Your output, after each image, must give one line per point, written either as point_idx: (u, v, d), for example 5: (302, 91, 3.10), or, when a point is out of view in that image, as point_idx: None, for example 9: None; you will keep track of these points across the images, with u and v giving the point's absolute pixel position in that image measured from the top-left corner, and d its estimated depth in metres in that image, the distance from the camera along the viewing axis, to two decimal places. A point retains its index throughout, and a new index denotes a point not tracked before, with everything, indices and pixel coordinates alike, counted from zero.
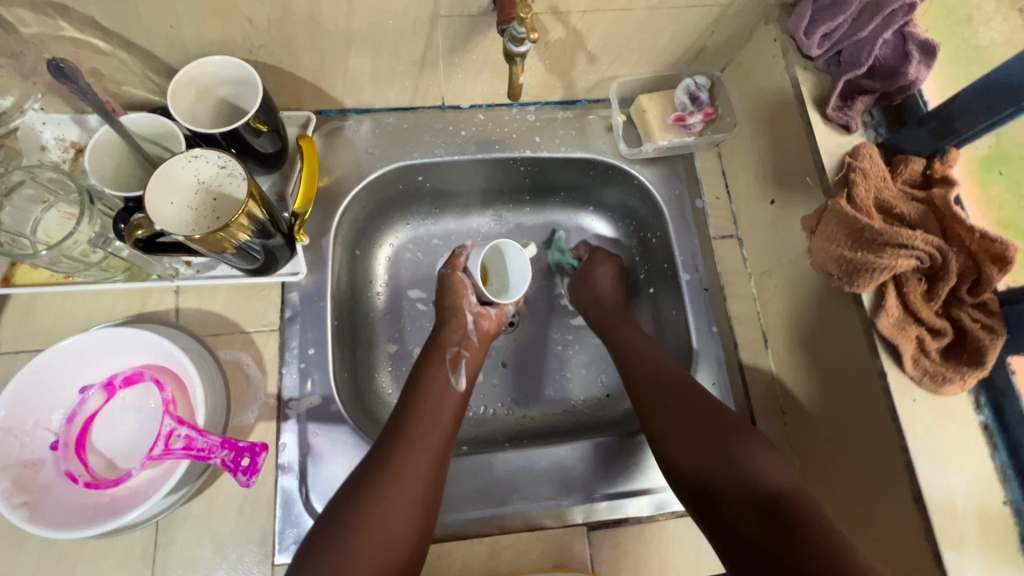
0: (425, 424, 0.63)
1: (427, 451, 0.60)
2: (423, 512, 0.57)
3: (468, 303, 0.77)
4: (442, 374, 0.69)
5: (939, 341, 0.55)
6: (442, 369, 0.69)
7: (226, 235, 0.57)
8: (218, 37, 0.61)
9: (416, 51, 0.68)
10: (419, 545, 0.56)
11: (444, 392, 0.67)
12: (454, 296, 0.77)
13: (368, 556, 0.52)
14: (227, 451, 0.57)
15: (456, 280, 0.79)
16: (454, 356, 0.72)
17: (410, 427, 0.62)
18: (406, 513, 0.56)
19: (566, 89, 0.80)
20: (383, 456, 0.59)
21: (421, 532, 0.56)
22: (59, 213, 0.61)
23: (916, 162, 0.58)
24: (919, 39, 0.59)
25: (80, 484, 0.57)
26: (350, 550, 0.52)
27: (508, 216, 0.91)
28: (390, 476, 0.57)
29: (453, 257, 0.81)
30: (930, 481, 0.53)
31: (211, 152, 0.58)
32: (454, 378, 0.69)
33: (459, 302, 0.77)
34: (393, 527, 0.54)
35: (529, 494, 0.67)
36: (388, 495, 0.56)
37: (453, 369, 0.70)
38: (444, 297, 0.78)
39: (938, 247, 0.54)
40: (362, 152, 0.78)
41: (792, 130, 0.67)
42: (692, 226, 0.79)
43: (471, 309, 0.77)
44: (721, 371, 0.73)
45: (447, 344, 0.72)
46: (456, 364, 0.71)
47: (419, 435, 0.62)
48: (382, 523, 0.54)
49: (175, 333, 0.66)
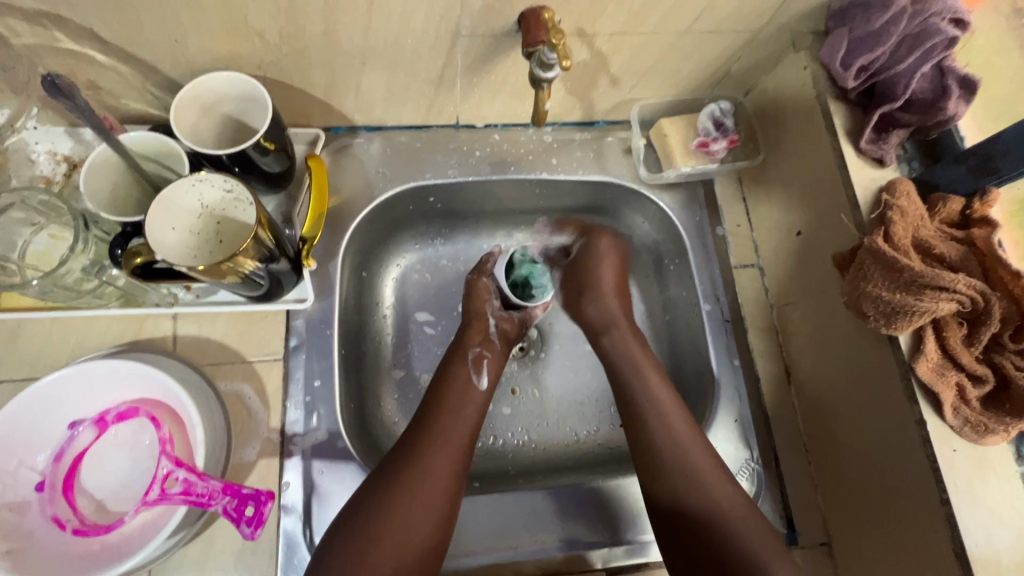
0: (449, 421, 0.62)
1: (449, 449, 0.60)
2: (446, 511, 0.57)
3: (491, 307, 0.75)
4: (465, 373, 0.68)
5: (979, 389, 0.54)
6: (465, 368, 0.68)
7: (230, 266, 0.54)
8: (226, 51, 0.58)
9: (433, 71, 0.65)
10: (440, 542, 0.55)
11: (467, 388, 0.66)
12: (475, 301, 0.76)
13: (387, 551, 0.52)
14: (229, 498, 0.54)
15: (480, 287, 0.77)
16: (477, 356, 0.70)
17: (435, 423, 0.62)
18: (428, 512, 0.55)
19: (585, 111, 0.77)
20: (408, 451, 0.59)
21: (441, 533, 0.56)
22: (48, 235, 0.57)
23: (955, 201, 0.57)
24: (959, 74, 0.57)
25: (68, 531, 0.53)
26: (369, 545, 0.52)
27: (520, 237, 0.87)
28: (415, 471, 0.57)
29: (480, 262, 0.80)
30: (971, 534, 0.51)
31: (216, 175, 0.55)
32: (477, 377, 0.68)
33: (482, 307, 0.75)
34: (415, 523, 0.54)
35: (542, 521, 0.65)
36: (411, 489, 0.56)
37: (475, 368, 0.68)
38: (467, 304, 0.77)
39: (981, 292, 0.53)
40: (373, 172, 0.75)
41: (824, 162, 0.64)
42: (713, 254, 0.77)
43: (493, 313, 0.75)
44: (744, 407, 0.70)
45: (470, 344, 0.71)
46: (478, 364, 0.69)
47: (442, 431, 0.61)
48: (402, 520, 0.54)
49: (170, 363, 0.61)
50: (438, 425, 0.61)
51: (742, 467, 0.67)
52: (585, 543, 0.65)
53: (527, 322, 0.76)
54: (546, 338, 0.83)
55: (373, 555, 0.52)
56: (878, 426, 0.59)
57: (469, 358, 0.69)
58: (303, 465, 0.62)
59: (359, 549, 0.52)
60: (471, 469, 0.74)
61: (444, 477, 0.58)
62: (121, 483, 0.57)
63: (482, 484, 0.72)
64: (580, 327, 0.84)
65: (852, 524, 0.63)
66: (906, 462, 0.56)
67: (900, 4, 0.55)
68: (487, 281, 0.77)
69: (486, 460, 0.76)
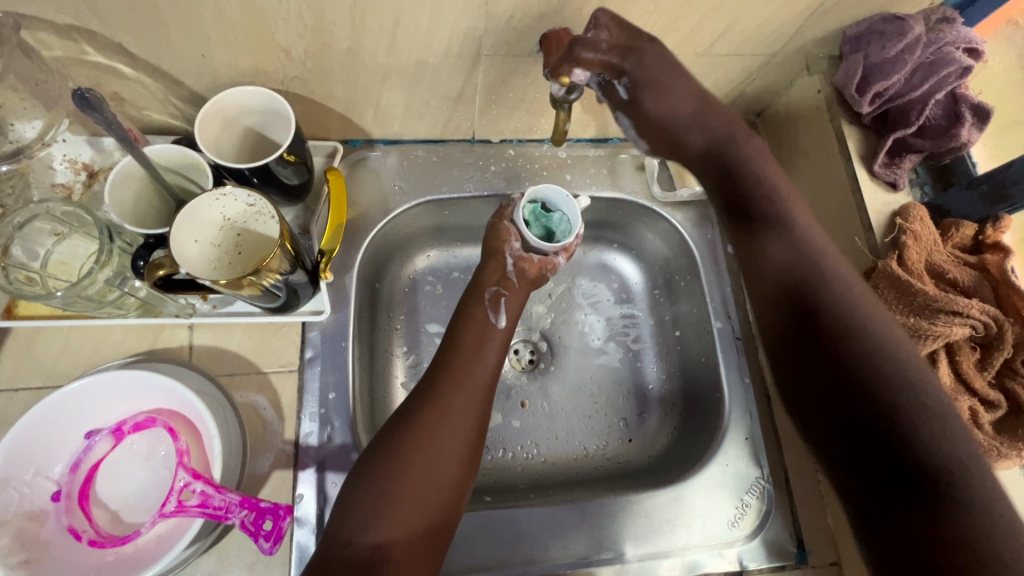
0: (468, 361, 0.62)
1: (469, 391, 0.59)
2: (469, 451, 0.57)
3: (510, 247, 0.70)
4: (482, 312, 0.67)
5: (992, 415, 0.54)
6: (481, 308, 0.67)
7: (252, 280, 0.55)
8: (250, 67, 0.58)
9: (453, 88, 0.66)
10: (462, 484, 0.55)
11: (485, 329, 0.66)
12: (495, 240, 0.70)
13: (410, 496, 0.52)
14: (248, 511, 0.54)
15: (502, 228, 0.71)
16: (494, 295, 0.68)
17: (454, 363, 0.61)
18: (453, 452, 0.55)
19: (600, 128, 0.78)
20: (428, 390, 0.59)
21: (464, 474, 0.56)
22: (71, 245, 0.58)
23: (968, 227, 0.59)
24: (972, 102, 0.59)
25: (83, 543, 0.53)
26: (393, 487, 0.52)
27: None
28: (436, 411, 0.57)
29: (500, 207, 0.74)
30: None
31: (240, 190, 0.56)
32: (495, 316, 0.67)
33: (502, 247, 0.70)
34: (437, 464, 0.54)
35: (555, 515, 0.66)
36: (433, 429, 0.55)
37: (492, 308, 0.67)
38: (486, 243, 0.72)
39: (993, 316, 0.54)
40: (389, 185, 0.76)
41: (838, 185, 0.65)
42: (725, 273, 0.78)
43: (513, 253, 0.70)
44: (754, 424, 0.71)
45: (487, 283, 0.69)
46: (496, 302, 0.68)
47: (461, 371, 0.61)
48: (426, 463, 0.54)
49: (187, 374, 0.62)
50: (456, 364, 0.61)
51: (751, 486, 0.68)
52: (595, 562, 0.65)
53: (547, 268, 0.71)
54: (555, 350, 0.83)
55: (397, 500, 0.52)
56: None
57: (486, 296, 0.68)
58: (317, 477, 0.62)
59: (382, 492, 0.52)
60: (481, 482, 0.73)
61: (466, 415, 0.58)
62: (136, 494, 0.57)
63: (492, 498, 0.71)
64: (589, 339, 0.84)
65: None
66: None
67: (916, 32, 0.56)
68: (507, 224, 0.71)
69: (495, 474, 0.75)
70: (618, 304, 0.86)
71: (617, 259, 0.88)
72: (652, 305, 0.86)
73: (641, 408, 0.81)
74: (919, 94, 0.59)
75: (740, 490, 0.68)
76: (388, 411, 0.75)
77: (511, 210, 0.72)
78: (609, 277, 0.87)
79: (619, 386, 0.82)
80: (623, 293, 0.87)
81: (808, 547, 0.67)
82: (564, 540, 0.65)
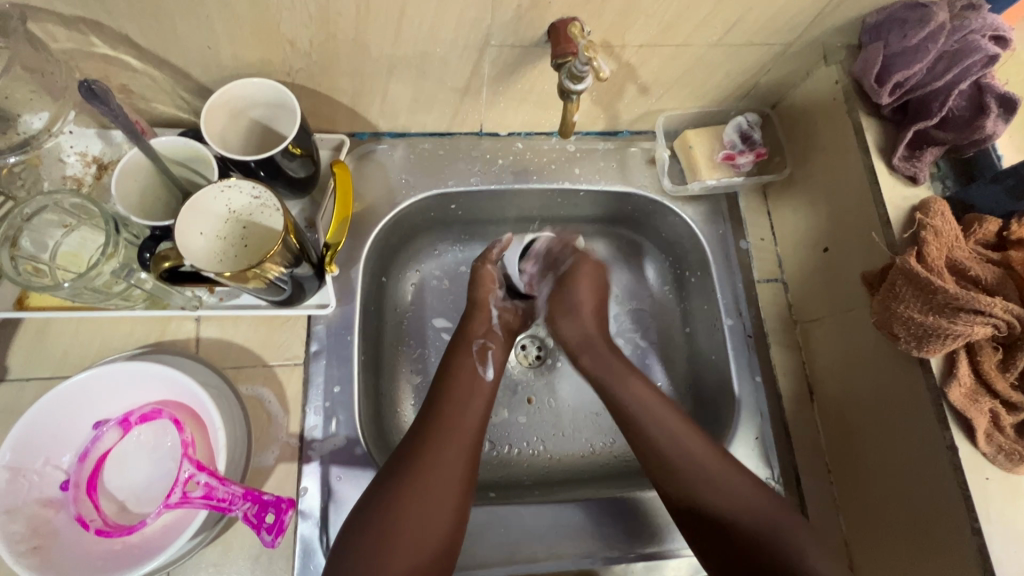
0: (458, 411, 0.62)
1: (460, 438, 0.60)
2: (461, 500, 0.56)
3: (494, 298, 0.73)
4: (471, 363, 0.68)
5: (1014, 416, 0.53)
6: (470, 360, 0.68)
7: (257, 272, 0.55)
8: (256, 59, 0.58)
9: (460, 80, 0.65)
10: (457, 529, 0.56)
11: (476, 378, 0.66)
12: (480, 289, 0.73)
13: (408, 540, 0.53)
14: (250, 504, 0.54)
15: (489, 274, 0.74)
16: (481, 347, 0.70)
17: (444, 414, 0.62)
18: (444, 500, 0.56)
19: (609, 121, 0.77)
20: (420, 438, 0.59)
21: (457, 523, 0.55)
22: (80, 237, 0.58)
23: (991, 222, 0.56)
24: (999, 92, 0.56)
25: (92, 531, 0.54)
26: (390, 530, 0.53)
27: (478, 242, 0.84)
28: (430, 462, 0.57)
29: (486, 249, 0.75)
30: (1005, 566, 0.50)
31: (245, 182, 0.55)
32: (483, 368, 0.68)
33: (485, 297, 0.73)
34: (429, 512, 0.55)
35: (561, 542, 0.64)
36: (427, 479, 0.56)
37: (480, 359, 0.68)
38: (472, 290, 0.74)
39: (1016, 316, 0.51)
40: (395, 178, 0.75)
41: (856, 179, 0.64)
42: (736, 268, 0.76)
43: (497, 304, 0.74)
44: (765, 425, 0.69)
45: (474, 335, 0.71)
46: (484, 355, 0.69)
47: (451, 421, 0.61)
48: (422, 510, 0.54)
49: (194, 366, 0.62)
50: (447, 413, 0.62)
51: None
52: (600, 557, 0.64)
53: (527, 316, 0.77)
54: None
55: (395, 543, 0.52)
56: (906, 451, 0.58)
57: (473, 349, 0.69)
58: (321, 471, 0.62)
59: (381, 537, 0.53)
60: (486, 478, 0.73)
61: (455, 467, 0.58)
62: (143, 485, 0.58)
63: (497, 494, 0.71)
64: None
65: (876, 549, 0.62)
66: (932, 492, 0.55)
67: (938, 20, 0.54)
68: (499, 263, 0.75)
69: (501, 470, 0.74)
70: (628, 301, 0.85)
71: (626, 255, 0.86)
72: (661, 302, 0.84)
73: None
74: (942, 84, 0.57)
75: None
76: (393, 413, 0.75)
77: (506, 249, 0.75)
78: (618, 273, 0.85)
79: None
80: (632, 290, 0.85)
81: None
82: (571, 539, 0.64)
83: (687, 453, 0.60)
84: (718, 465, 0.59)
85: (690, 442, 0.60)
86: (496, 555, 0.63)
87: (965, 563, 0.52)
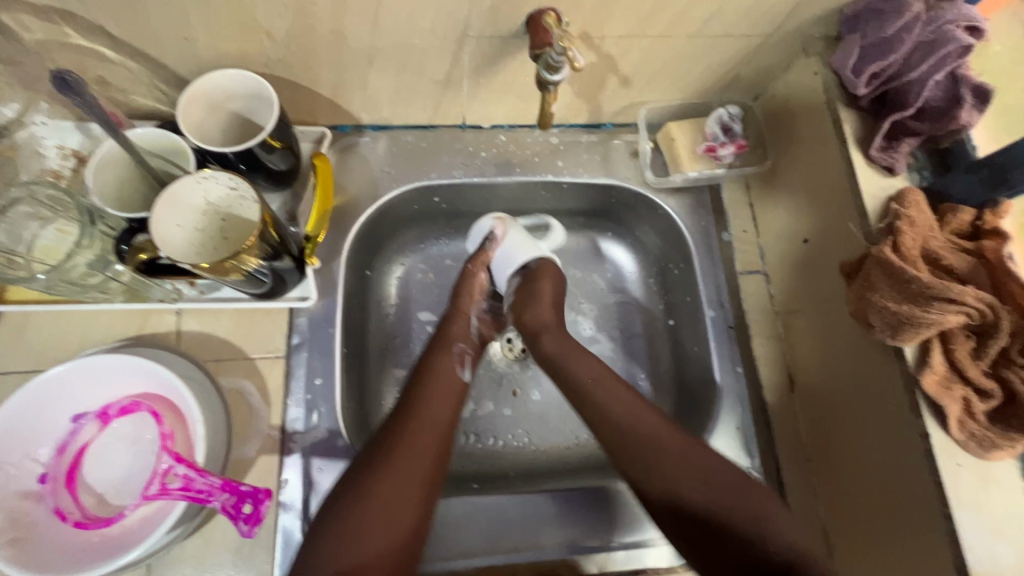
0: (430, 407, 0.62)
1: (431, 434, 0.60)
2: (426, 494, 0.57)
3: (476, 307, 0.74)
4: (450, 363, 0.67)
5: (986, 404, 0.53)
6: (450, 360, 0.67)
7: (234, 264, 0.54)
8: (233, 50, 0.58)
9: (440, 71, 0.65)
10: (422, 521, 0.56)
11: (450, 377, 0.66)
12: (466, 298, 0.73)
13: (373, 531, 0.53)
14: (228, 495, 0.54)
15: (475, 284, 0.74)
16: (462, 351, 0.69)
17: (419, 407, 0.62)
18: (410, 492, 0.56)
19: (592, 113, 0.77)
20: (391, 434, 0.59)
21: (421, 515, 0.56)
22: (55, 230, 0.58)
23: (966, 211, 0.57)
24: (973, 82, 0.56)
25: (69, 524, 0.54)
26: (356, 523, 0.53)
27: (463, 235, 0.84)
28: (400, 455, 0.57)
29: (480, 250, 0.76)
30: (974, 551, 0.50)
31: (221, 173, 0.55)
32: (463, 370, 0.67)
33: (470, 306, 0.73)
34: (395, 504, 0.55)
35: (540, 538, 0.64)
36: (394, 472, 0.56)
37: (459, 363, 0.68)
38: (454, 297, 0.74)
39: (989, 304, 0.52)
40: (378, 171, 0.75)
41: (835, 170, 0.64)
42: (718, 260, 0.76)
43: (477, 313, 0.74)
44: (746, 415, 0.70)
45: (456, 339, 0.70)
46: (464, 358, 0.69)
47: (422, 417, 0.61)
48: (392, 498, 0.55)
49: (174, 359, 0.62)
50: (419, 408, 0.62)
51: None
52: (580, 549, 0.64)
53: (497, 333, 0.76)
54: None
55: (360, 534, 0.52)
56: (881, 438, 0.59)
57: (453, 352, 0.68)
58: (302, 463, 0.62)
59: (347, 531, 0.52)
60: (469, 470, 0.74)
61: (422, 461, 0.58)
62: (123, 478, 0.58)
63: (479, 486, 0.72)
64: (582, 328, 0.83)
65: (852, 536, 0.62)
66: (907, 481, 0.56)
67: (914, 11, 0.54)
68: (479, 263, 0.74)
69: (485, 462, 0.75)
70: (612, 293, 0.85)
71: (610, 247, 0.86)
72: (645, 295, 0.84)
73: None
74: (917, 74, 0.57)
75: None
76: (377, 404, 0.75)
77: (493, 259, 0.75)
78: (603, 266, 0.86)
79: None
80: (616, 282, 0.85)
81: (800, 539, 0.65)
82: (551, 529, 0.65)
83: (642, 435, 0.58)
84: (672, 437, 0.57)
85: (645, 417, 0.59)
86: (476, 545, 0.63)
87: (938, 549, 0.52)
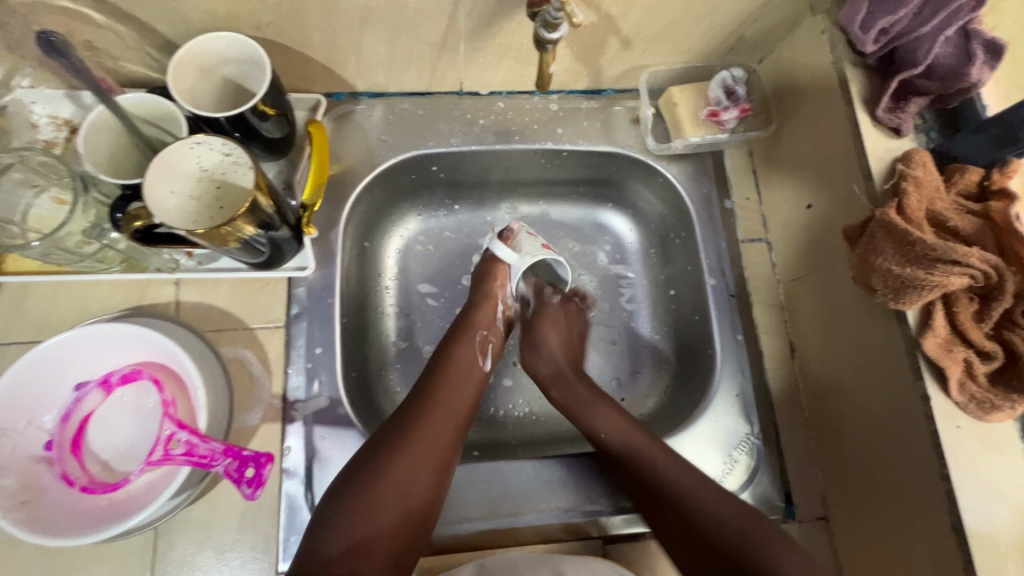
0: (450, 393, 0.63)
1: (449, 420, 0.61)
2: (440, 477, 0.58)
3: (502, 293, 0.72)
4: (471, 354, 0.68)
5: (987, 366, 0.53)
6: (470, 348, 0.68)
7: (230, 230, 0.54)
8: (222, 12, 0.56)
9: (436, 34, 0.63)
10: (433, 503, 0.57)
11: (472, 366, 0.67)
12: (490, 283, 0.72)
13: (389, 507, 0.54)
14: (230, 459, 0.55)
15: (500, 267, 0.73)
16: (483, 339, 0.70)
17: (435, 391, 0.63)
18: (426, 474, 0.57)
19: (592, 78, 0.75)
20: (407, 415, 0.60)
21: (435, 497, 0.57)
22: (48, 198, 0.58)
23: (973, 171, 0.56)
24: (986, 38, 0.54)
25: (77, 488, 0.55)
26: (370, 500, 0.54)
27: (460, 208, 0.84)
28: (421, 436, 0.58)
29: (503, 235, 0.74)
30: (971, 510, 0.51)
31: (214, 139, 0.54)
32: (482, 360, 0.68)
33: (495, 291, 0.72)
34: (411, 482, 0.56)
35: (542, 505, 0.64)
36: (413, 451, 0.57)
37: (480, 352, 0.68)
38: (477, 282, 0.73)
39: (994, 266, 0.51)
40: (374, 139, 0.74)
41: (840, 133, 0.63)
42: (720, 228, 0.76)
43: (504, 299, 0.73)
44: (746, 383, 0.70)
45: (479, 326, 0.70)
46: (485, 347, 0.69)
47: (441, 402, 0.62)
48: (405, 477, 0.56)
49: (174, 328, 0.62)
50: (437, 394, 0.62)
51: (740, 442, 0.67)
52: (581, 513, 0.65)
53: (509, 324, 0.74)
54: None
55: (376, 509, 0.54)
56: (883, 403, 0.58)
57: (476, 339, 0.69)
58: (305, 430, 0.63)
59: (359, 507, 0.53)
60: (471, 437, 0.74)
61: (438, 446, 0.59)
62: (127, 445, 0.59)
63: (481, 453, 0.73)
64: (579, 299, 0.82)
65: (850, 501, 0.63)
66: (908, 446, 0.56)
67: None
68: (499, 250, 0.73)
69: (486, 431, 0.75)
70: (613, 264, 0.84)
71: (610, 218, 0.85)
72: (646, 264, 0.84)
73: (633, 365, 0.80)
74: (927, 31, 0.55)
75: (728, 446, 0.67)
76: (378, 375, 0.75)
77: (517, 240, 0.73)
78: (604, 237, 0.85)
79: (612, 345, 0.81)
80: (617, 253, 0.84)
81: (796, 502, 0.66)
82: (550, 493, 0.65)
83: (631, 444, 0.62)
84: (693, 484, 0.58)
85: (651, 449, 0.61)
86: (477, 511, 0.64)
87: (935, 510, 0.53)
